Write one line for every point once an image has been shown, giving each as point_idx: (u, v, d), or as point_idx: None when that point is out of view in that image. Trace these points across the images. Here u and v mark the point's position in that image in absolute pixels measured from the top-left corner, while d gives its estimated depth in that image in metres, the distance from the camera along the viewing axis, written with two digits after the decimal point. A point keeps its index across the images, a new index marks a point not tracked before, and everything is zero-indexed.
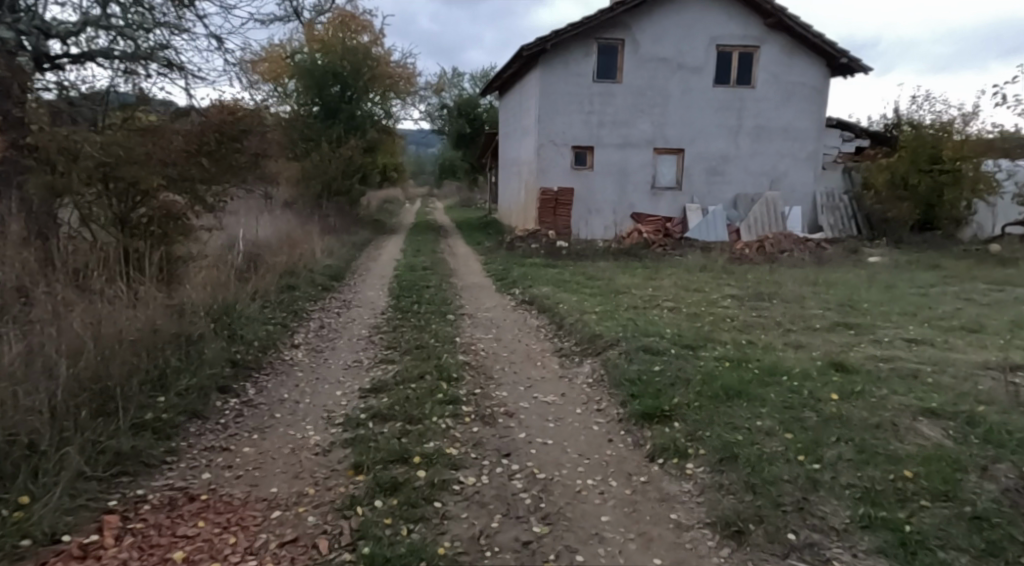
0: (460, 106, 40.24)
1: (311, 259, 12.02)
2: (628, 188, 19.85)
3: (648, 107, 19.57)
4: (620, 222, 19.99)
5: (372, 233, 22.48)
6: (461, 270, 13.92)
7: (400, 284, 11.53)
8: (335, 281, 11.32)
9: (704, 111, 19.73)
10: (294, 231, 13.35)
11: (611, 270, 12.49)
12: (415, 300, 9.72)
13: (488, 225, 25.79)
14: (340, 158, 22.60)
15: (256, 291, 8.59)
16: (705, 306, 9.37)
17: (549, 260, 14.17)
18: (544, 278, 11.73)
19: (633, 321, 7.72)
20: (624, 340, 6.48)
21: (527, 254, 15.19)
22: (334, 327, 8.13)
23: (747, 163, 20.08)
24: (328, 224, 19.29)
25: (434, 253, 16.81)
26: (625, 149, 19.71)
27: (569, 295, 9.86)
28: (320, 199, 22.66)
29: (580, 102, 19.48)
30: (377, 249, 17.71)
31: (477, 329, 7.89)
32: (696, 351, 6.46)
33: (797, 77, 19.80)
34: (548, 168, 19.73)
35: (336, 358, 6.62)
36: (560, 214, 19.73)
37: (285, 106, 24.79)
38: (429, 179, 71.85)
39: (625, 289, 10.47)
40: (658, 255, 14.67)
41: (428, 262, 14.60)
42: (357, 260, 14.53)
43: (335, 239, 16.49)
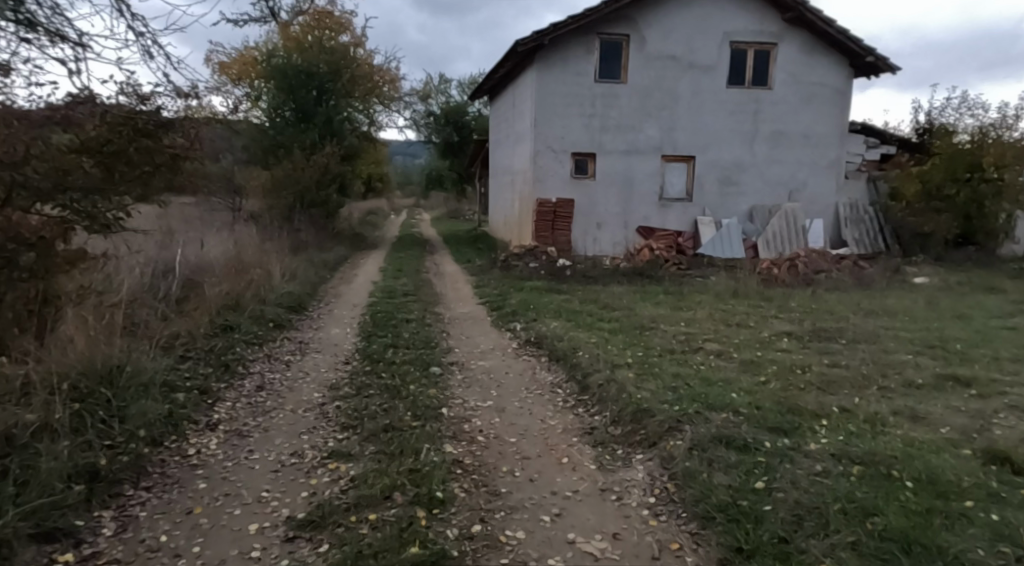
0: (447, 114, 38.28)
1: (268, 287, 10.00)
2: (633, 199, 17.97)
3: (656, 110, 17.70)
4: (625, 237, 18.10)
5: (350, 249, 20.41)
6: (449, 295, 11.92)
7: (373, 316, 9.49)
8: (294, 315, 9.26)
9: (716, 114, 17.91)
10: (250, 250, 11.28)
11: (627, 297, 10.56)
12: (390, 341, 7.71)
13: (478, 239, 23.78)
14: (314, 167, 20.59)
15: (177, 338, 6.62)
16: (760, 349, 7.40)
17: (552, 284, 12.19)
18: (548, 309, 9.78)
19: (682, 381, 5.73)
20: (691, 423, 4.54)
21: (525, 275, 13.23)
22: (280, 388, 6.07)
23: (764, 172, 18.27)
24: (299, 240, 17.30)
25: (418, 273, 14.78)
26: (630, 156, 17.82)
27: (585, 334, 7.90)
28: (292, 211, 20.55)
29: (581, 104, 17.57)
30: (354, 268, 15.71)
31: (471, 391, 5.88)
32: (790, 436, 4.54)
33: (818, 78, 18.04)
34: (546, 178, 17.80)
35: (267, 451, 4.59)
36: (558, 228, 17.82)
37: (255, 110, 22.70)
38: (416, 190, 69.66)
39: (651, 325, 8.54)
40: (675, 277, 12.78)
41: (411, 286, 12.60)
42: (327, 285, 12.49)
43: (304, 258, 14.49)
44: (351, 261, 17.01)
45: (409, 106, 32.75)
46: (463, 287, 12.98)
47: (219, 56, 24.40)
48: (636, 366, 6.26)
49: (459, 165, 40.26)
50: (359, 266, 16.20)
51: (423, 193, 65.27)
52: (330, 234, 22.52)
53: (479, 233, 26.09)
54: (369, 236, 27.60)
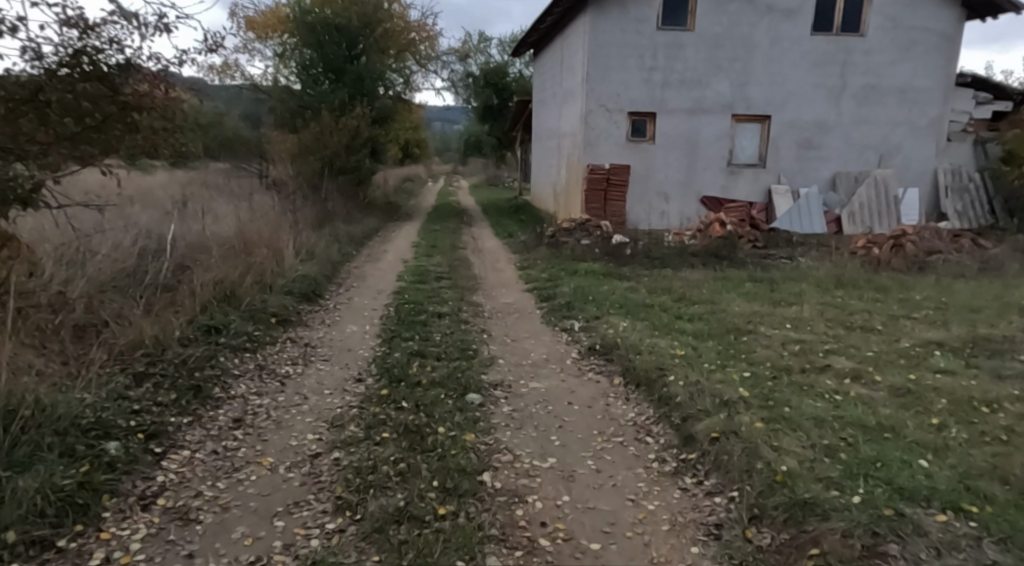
0: (487, 75, 36.12)
1: (279, 271, 8.51)
2: (698, 165, 16.00)
3: (727, 63, 15.64)
4: (688, 208, 16.20)
5: (383, 221, 18.87)
6: (490, 278, 10.25)
7: (399, 305, 7.94)
8: (309, 306, 7.80)
9: (797, 66, 15.75)
10: (263, 224, 9.83)
11: (705, 285, 8.70)
12: (421, 342, 6.23)
13: (521, 210, 21.99)
14: (344, 131, 19.01)
15: (151, 338, 5.25)
16: (909, 368, 5.54)
17: (611, 266, 10.38)
18: (611, 300, 8.02)
19: (839, 440, 4.03)
20: (910, 544, 3.13)
21: (577, 253, 11.45)
22: (273, 418, 4.60)
23: (850, 134, 16.11)
24: (325, 212, 15.82)
25: (455, 250, 13.17)
26: (695, 116, 15.80)
27: (666, 342, 6.15)
28: (321, 178, 19.08)
29: (640, 55, 15.53)
30: (384, 244, 14.19)
31: (526, 432, 4.34)
32: None
33: (920, 22, 15.66)
34: (599, 141, 15.82)
35: (216, 556, 3.26)
36: (612, 198, 15.91)
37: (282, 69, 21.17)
38: (455, 156, 67.68)
39: (748, 326, 6.73)
40: (756, 258, 10.84)
41: (447, 267, 10.96)
42: (350, 266, 10.96)
43: (327, 234, 12.99)
44: (382, 235, 15.49)
45: (447, 66, 30.74)
46: (507, 268, 11.27)
47: (245, 11, 22.82)
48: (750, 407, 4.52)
49: (499, 129, 38.22)
50: (391, 240, 14.67)
51: (462, 160, 63.29)
52: (362, 204, 21.03)
53: (522, 202, 24.26)
54: (404, 206, 26.01)
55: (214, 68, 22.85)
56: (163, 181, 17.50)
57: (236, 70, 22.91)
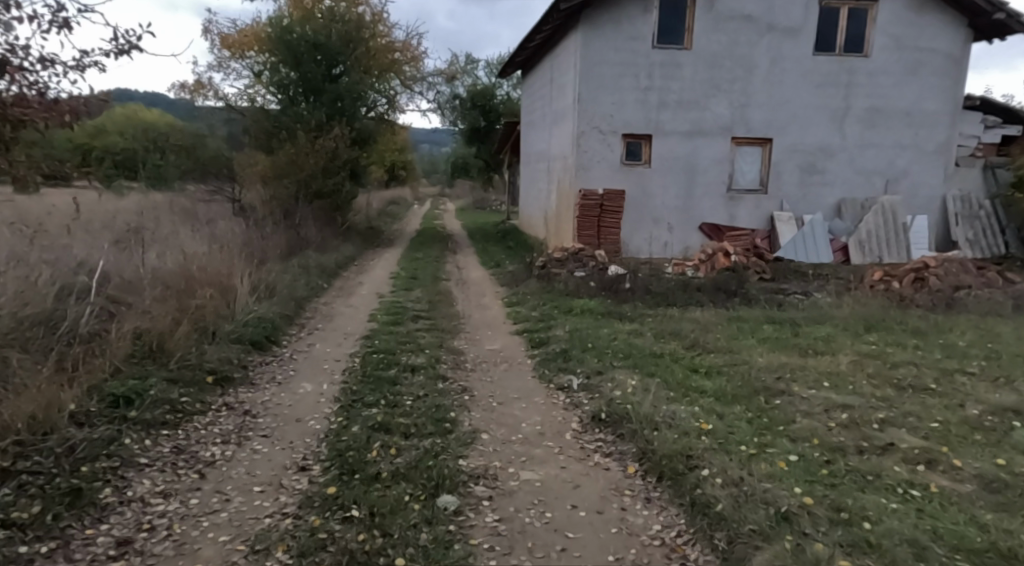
0: (474, 97, 35.32)
1: (226, 316, 7.32)
2: (697, 190, 15.13)
3: (726, 82, 14.79)
4: (686, 236, 15.30)
5: (362, 248, 17.73)
6: (473, 318, 9.11)
7: (365, 357, 6.79)
8: (261, 358, 6.68)
9: (800, 87, 14.93)
10: (216, 257, 8.70)
11: (718, 329, 7.61)
12: (386, 410, 5.13)
13: (508, 236, 21.00)
14: (320, 154, 17.93)
15: (28, 420, 4.12)
16: (991, 447, 4.50)
17: (609, 303, 9.29)
18: (612, 349, 6.90)
19: None
20: None
21: (570, 287, 10.37)
22: (175, 539, 3.55)
23: (856, 158, 15.25)
24: (296, 240, 14.67)
25: (437, 282, 12.08)
26: (692, 139, 14.94)
27: (685, 411, 5.03)
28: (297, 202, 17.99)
29: (635, 74, 14.68)
30: (361, 275, 13.05)
31: (517, 561, 3.34)
32: None
33: (927, 41, 14.90)
34: (591, 164, 14.90)
35: None
36: (606, 225, 14.96)
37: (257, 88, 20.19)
38: (442, 178, 66.86)
39: (780, 388, 5.63)
40: (768, 294, 9.81)
41: (425, 304, 9.80)
42: (316, 305, 9.78)
43: (294, 266, 11.82)
44: (359, 265, 14.36)
45: (432, 87, 29.87)
46: (492, 305, 10.14)
47: (220, 28, 21.92)
48: (806, 524, 3.45)
49: (485, 151, 37.38)
50: (368, 270, 13.57)
51: (449, 182, 62.45)
52: (341, 229, 19.91)
53: (509, 227, 23.27)
54: (387, 231, 24.90)
55: (187, 85, 21.75)
56: (125, 205, 16.33)
57: (209, 88, 21.85)
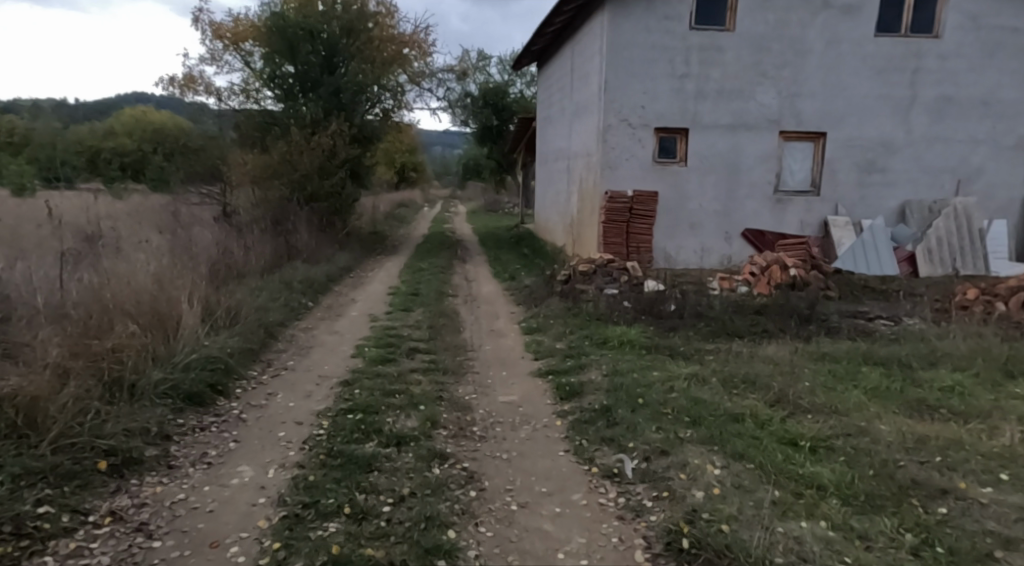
0: (487, 94, 33.59)
1: (163, 356, 5.64)
2: (739, 192, 13.39)
3: (774, 69, 13.02)
4: (726, 243, 13.55)
5: (362, 256, 16.07)
6: (483, 352, 7.36)
7: (337, 417, 5.04)
8: (200, 418, 5.04)
9: (858, 74, 13.08)
10: (169, 276, 7.06)
11: (804, 373, 5.80)
12: (347, 534, 3.43)
13: (524, 242, 19.26)
14: (317, 153, 16.28)
15: None
16: None
17: (652, 333, 7.49)
18: (669, 408, 5.13)
19: None
20: None
21: (601, 309, 8.60)
22: None
23: (922, 154, 13.34)
24: (284, 250, 13.03)
25: (443, 300, 10.39)
26: (734, 133, 13.20)
27: (814, 539, 3.29)
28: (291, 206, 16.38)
29: (670, 60, 12.95)
30: (356, 290, 11.37)
31: None
32: None
33: (1007, 19, 12.96)
34: (619, 162, 13.17)
35: None
36: (635, 231, 13.22)
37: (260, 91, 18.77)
38: (454, 180, 65.25)
39: (940, 484, 3.84)
40: (847, 319, 7.98)
41: (426, 331, 8.06)
42: (292, 333, 8.08)
43: (274, 281, 10.14)
44: (356, 277, 12.72)
45: (443, 83, 28.17)
46: (507, 332, 8.38)
47: (212, 17, 20.36)
48: None
49: (498, 151, 35.64)
50: (366, 284, 11.91)
51: (460, 184, 60.80)
52: (341, 236, 18.27)
53: (525, 232, 21.54)
54: (391, 236, 23.20)
55: (175, 79, 20.10)
56: (101, 210, 14.84)
57: (200, 82, 20.14)
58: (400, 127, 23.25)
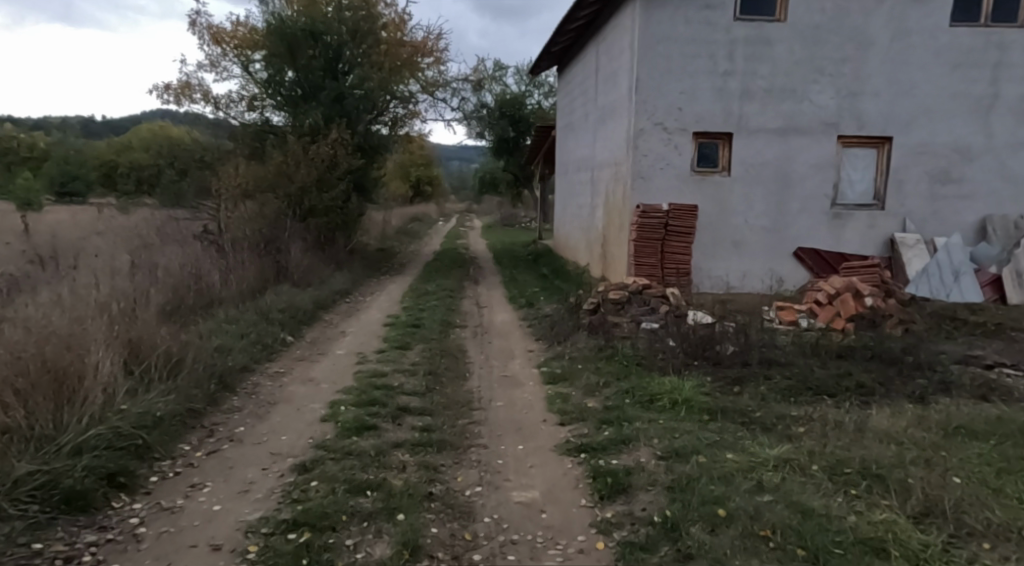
0: (503, 106, 32.10)
1: (45, 435, 4.04)
2: (791, 205, 11.75)
3: (831, 65, 11.38)
4: (777, 264, 11.86)
5: (364, 278, 14.56)
6: (494, 412, 5.73)
7: (272, 540, 3.43)
8: (73, 537, 3.44)
9: (929, 70, 11.43)
10: (89, 313, 5.47)
11: (948, 461, 4.11)
12: None
13: (543, 261, 17.68)
14: (316, 164, 14.83)
15: None
16: None
17: (711, 388, 5.80)
18: (767, 530, 3.46)
19: None
20: None
21: (640, 352, 6.94)
22: None
23: (1004, 161, 11.69)
24: (271, 274, 11.54)
25: (449, 334, 8.79)
26: (786, 138, 11.56)
27: None
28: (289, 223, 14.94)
29: (712, 54, 11.34)
30: (349, 321, 9.81)
31: None
32: None
33: None
34: (653, 172, 11.55)
35: None
36: (671, 251, 11.55)
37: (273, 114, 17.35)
38: (470, 194, 63.81)
39: None
40: (961, 367, 6.28)
41: (424, 380, 6.46)
42: (258, 380, 6.51)
43: (249, 312, 8.59)
44: (352, 304, 11.18)
45: (456, 93, 26.68)
46: (525, 381, 6.74)
47: (208, 19, 18.92)
48: None
49: (515, 164, 34.08)
50: (363, 313, 10.36)
51: (476, 197, 59.38)
52: (342, 254, 16.78)
53: (544, 249, 19.98)
54: (399, 253, 21.65)
55: (171, 86, 18.31)
56: (75, 227, 13.45)
57: (198, 89, 18.26)
58: (411, 138, 21.73)
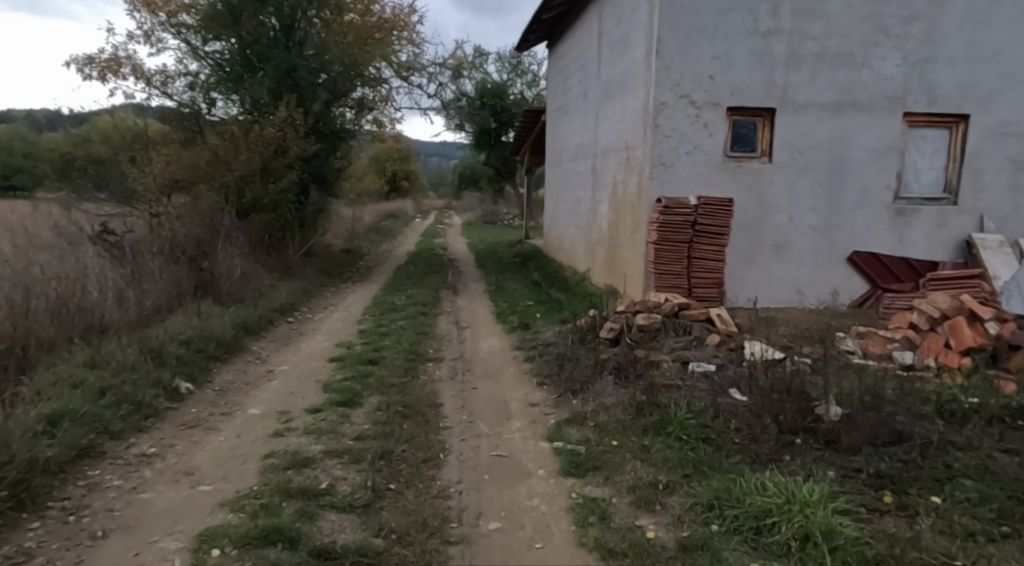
0: (484, 94, 29.58)
1: None
2: (845, 199, 9.48)
3: (898, 23, 9.10)
4: (826, 271, 9.62)
5: (319, 288, 12.06)
6: (484, 548, 3.35)
7: None
8: None
9: (1016, 32, 9.22)
10: None
11: None
12: None
13: (532, 265, 15.32)
14: (260, 150, 12.26)
15: None
16: None
17: (852, 503, 3.49)
18: None
19: None
20: None
21: (705, 420, 4.58)
22: None
23: None
24: (190, 287, 8.99)
25: (416, 378, 6.34)
26: (841, 115, 9.27)
27: None
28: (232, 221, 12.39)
29: (751, 9, 9.00)
30: (284, 355, 7.31)
31: None
32: None
33: None
34: (676, 157, 9.22)
35: None
36: (701, 256, 9.20)
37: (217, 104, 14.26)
38: (448, 190, 61.23)
39: None
40: None
41: (371, 477, 4.06)
42: (101, 480, 4.02)
43: (133, 348, 6.05)
44: (295, 328, 8.69)
45: (433, 78, 24.12)
46: (531, 469, 4.35)
47: None
48: None
49: (496, 158, 31.61)
50: (307, 342, 7.88)
51: (454, 194, 56.84)
52: (295, 258, 14.21)
53: (532, 251, 17.63)
54: (367, 255, 19.08)
55: (95, 60, 15.03)
56: None
57: (127, 62, 15.24)
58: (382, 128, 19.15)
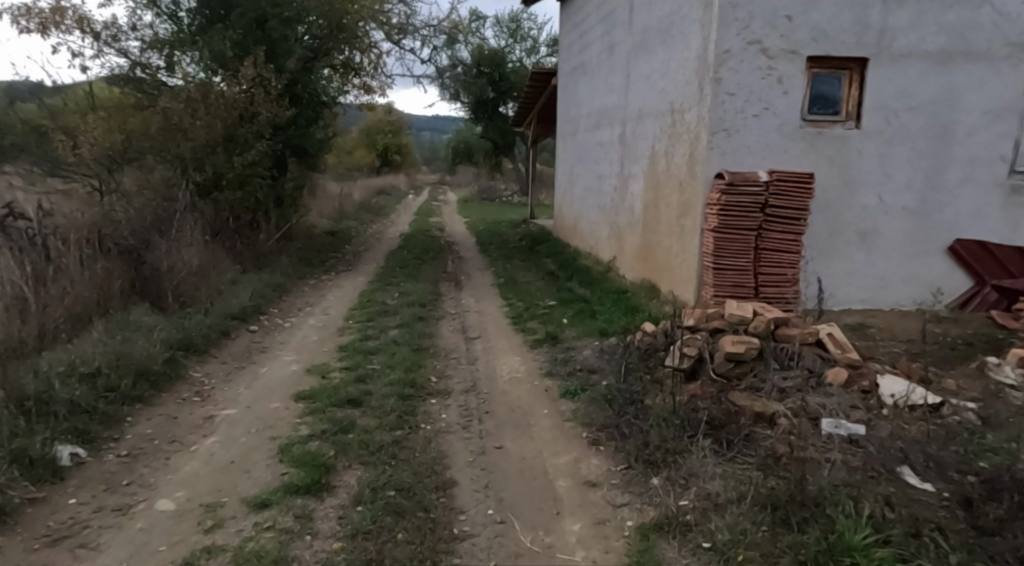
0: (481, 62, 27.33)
1: None
2: (950, 175, 7.54)
3: None
4: (921, 264, 7.72)
5: (295, 282, 10.09)
6: None
7: None
8: None
9: None
10: None
11: None
12: None
13: (543, 250, 13.34)
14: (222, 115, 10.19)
15: None
16: None
17: None
18: None
19: None
20: None
21: (908, 552, 2.77)
22: None
23: None
24: (122, 288, 7.01)
25: (414, 431, 4.44)
26: (951, 67, 7.28)
27: None
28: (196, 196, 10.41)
29: None
30: (234, 387, 5.39)
31: None
32: None
33: None
34: (741, 120, 7.28)
35: None
36: (773, 246, 7.30)
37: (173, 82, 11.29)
38: (441, 166, 58.79)
39: None
40: None
41: None
42: None
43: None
44: (257, 343, 6.74)
45: (426, 41, 21.90)
46: None
47: None
48: None
49: (494, 131, 29.39)
50: (268, 366, 5.93)
51: (447, 170, 54.46)
52: (269, 244, 12.20)
53: (540, 234, 15.64)
54: (355, 237, 17.02)
55: (30, 11, 11.63)
56: None
57: None
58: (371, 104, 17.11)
